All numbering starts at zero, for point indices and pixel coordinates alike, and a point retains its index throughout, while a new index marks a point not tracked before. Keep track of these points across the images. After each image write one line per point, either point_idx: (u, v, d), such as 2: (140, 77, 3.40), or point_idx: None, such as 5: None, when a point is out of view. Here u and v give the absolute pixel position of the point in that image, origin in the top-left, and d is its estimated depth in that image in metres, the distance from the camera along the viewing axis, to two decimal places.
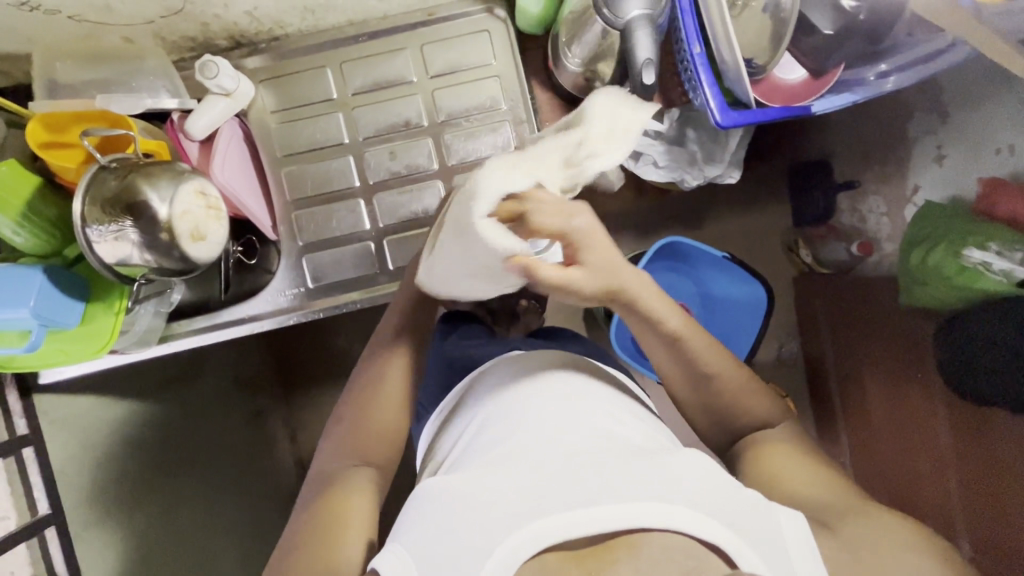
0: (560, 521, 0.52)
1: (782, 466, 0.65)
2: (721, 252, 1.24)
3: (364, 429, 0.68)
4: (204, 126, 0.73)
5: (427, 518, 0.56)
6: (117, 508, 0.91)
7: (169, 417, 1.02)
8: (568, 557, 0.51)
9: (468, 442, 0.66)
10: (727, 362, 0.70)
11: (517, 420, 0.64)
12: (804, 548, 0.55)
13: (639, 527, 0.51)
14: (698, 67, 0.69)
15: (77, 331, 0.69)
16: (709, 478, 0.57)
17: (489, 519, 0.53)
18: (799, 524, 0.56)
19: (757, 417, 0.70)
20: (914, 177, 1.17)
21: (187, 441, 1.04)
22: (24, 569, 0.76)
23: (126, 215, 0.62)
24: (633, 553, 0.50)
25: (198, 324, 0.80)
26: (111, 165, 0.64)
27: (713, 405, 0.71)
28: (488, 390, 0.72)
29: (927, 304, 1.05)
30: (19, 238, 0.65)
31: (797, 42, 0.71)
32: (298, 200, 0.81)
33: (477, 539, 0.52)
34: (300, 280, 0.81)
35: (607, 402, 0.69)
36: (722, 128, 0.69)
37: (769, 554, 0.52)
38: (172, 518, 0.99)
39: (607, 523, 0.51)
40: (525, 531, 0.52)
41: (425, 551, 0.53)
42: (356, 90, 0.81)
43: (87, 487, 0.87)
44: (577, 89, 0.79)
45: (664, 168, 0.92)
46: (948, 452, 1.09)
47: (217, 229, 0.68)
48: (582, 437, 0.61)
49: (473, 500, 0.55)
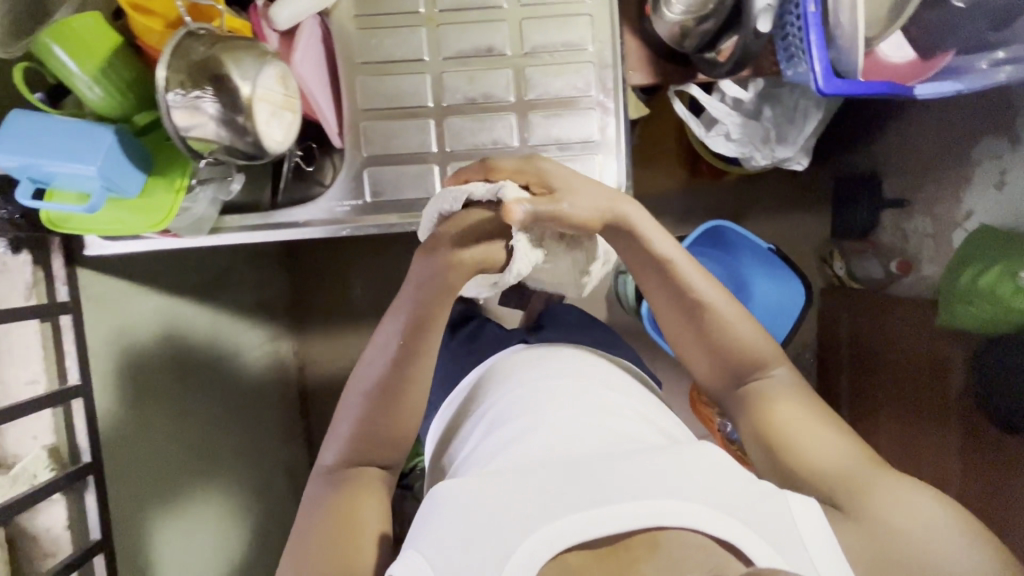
0: (577, 520, 0.52)
1: (805, 426, 0.65)
2: (767, 243, 1.23)
3: (381, 412, 0.67)
4: (287, 18, 0.72)
5: (440, 513, 0.55)
6: (137, 399, 0.89)
7: (190, 330, 1.02)
8: (589, 557, 0.51)
9: (488, 432, 0.67)
10: (718, 294, 0.71)
11: (534, 419, 0.65)
12: (819, 536, 0.55)
13: (660, 526, 0.52)
14: (809, 27, 0.65)
15: (136, 202, 0.68)
16: (721, 475, 0.57)
17: (511, 515, 0.53)
18: (811, 509, 0.57)
19: (762, 360, 0.70)
20: (968, 202, 1.14)
21: (202, 364, 1.05)
22: (48, 437, 0.76)
23: (206, 82, 0.60)
24: (655, 553, 0.51)
25: (250, 221, 0.78)
26: (199, 32, 0.61)
27: (715, 344, 0.70)
28: (502, 374, 0.75)
29: (963, 326, 1.04)
30: (93, 93, 0.63)
31: (917, 17, 0.69)
32: (369, 110, 0.79)
33: (498, 540, 0.52)
34: (358, 193, 0.80)
35: (610, 393, 0.71)
36: (822, 96, 0.65)
37: (781, 546, 0.54)
38: (178, 428, 0.97)
39: (625, 523, 0.52)
40: (543, 531, 0.52)
41: (448, 549, 0.53)
42: (443, 7, 0.79)
43: (123, 381, 0.87)
44: (673, 39, 0.76)
45: (736, 142, 0.91)
46: (956, 477, 1.08)
47: (291, 121, 0.67)
48: (592, 438, 0.62)
49: (490, 496, 0.55)
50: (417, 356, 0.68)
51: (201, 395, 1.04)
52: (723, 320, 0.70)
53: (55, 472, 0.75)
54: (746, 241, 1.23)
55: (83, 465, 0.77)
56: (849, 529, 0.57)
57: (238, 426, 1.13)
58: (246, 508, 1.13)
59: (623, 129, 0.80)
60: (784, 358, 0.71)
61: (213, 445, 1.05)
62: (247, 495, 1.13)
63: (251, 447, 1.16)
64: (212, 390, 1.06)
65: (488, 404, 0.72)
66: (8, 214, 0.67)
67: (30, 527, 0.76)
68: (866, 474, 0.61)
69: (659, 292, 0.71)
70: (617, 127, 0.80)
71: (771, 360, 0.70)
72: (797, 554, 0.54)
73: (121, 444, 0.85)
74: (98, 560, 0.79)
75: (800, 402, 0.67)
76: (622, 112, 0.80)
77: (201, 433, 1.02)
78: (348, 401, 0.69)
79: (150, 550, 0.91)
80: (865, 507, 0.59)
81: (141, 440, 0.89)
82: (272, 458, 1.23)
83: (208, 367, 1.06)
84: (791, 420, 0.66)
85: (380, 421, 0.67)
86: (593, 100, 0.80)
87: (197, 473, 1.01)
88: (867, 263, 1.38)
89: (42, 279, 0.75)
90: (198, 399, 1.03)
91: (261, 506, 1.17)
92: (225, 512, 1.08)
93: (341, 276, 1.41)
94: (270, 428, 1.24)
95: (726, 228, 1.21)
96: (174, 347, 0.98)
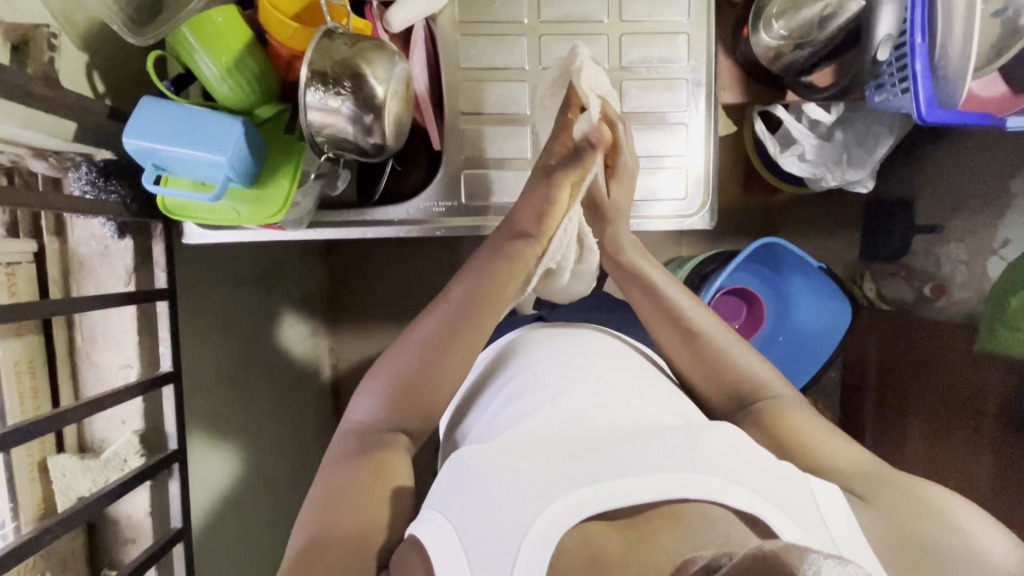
0: (593, 492, 0.50)
1: (822, 441, 0.63)
2: (817, 262, 1.22)
3: (417, 381, 0.66)
4: (403, 20, 0.74)
5: (459, 478, 0.54)
6: (204, 385, 0.88)
7: (247, 317, 1.01)
8: (607, 527, 0.49)
9: (496, 420, 0.65)
10: (709, 317, 0.73)
11: (546, 400, 0.63)
12: (841, 517, 0.51)
13: (680, 498, 0.50)
14: (916, 57, 0.68)
15: (252, 192, 0.69)
16: (743, 453, 0.55)
17: (528, 485, 0.51)
18: (832, 492, 0.53)
19: (762, 382, 0.70)
20: (1005, 229, 1.10)
21: (257, 352, 1.04)
22: (137, 422, 0.76)
23: (345, 80, 0.61)
24: (674, 527, 0.48)
25: (347, 217, 0.79)
26: (338, 31, 0.63)
27: (710, 363, 0.71)
28: (513, 357, 0.74)
29: (1005, 353, 1.03)
30: (223, 87, 0.65)
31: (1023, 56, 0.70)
32: (468, 114, 0.81)
33: (515, 509, 0.50)
34: (453, 194, 0.81)
35: (623, 370, 0.69)
36: (923, 124, 0.69)
37: (799, 515, 0.50)
38: (224, 410, 0.94)
39: (643, 494, 0.50)
40: (563, 501, 0.50)
41: (465, 519, 0.50)
42: (546, 18, 0.81)
43: (205, 366, 0.88)
44: (768, 61, 0.78)
45: (810, 162, 0.94)
46: (983, 496, 1.09)
47: (406, 122, 0.69)
48: (606, 414, 0.60)
49: (508, 467, 0.52)
50: (464, 329, 0.67)
51: (249, 385, 1.01)
52: (717, 339, 0.72)
53: (145, 458, 0.75)
54: (797, 259, 1.23)
55: (169, 453, 0.76)
56: (868, 514, 0.53)
57: (278, 418, 1.11)
58: (275, 502, 1.10)
59: (715, 145, 0.83)
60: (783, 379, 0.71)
61: (256, 437, 1.03)
62: (279, 492, 1.12)
63: (283, 434, 1.14)
64: (260, 380, 1.05)
65: (496, 391, 0.71)
66: (122, 199, 0.68)
67: (113, 511, 0.76)
68: (884, 473, 0.58)
69: (648, 309, 0.74)
70: (709, 143, 0.83)
71: (767, 382, 0.70)
72: (817, 530, 0.50)
73: (199, 423, 0.88)
74: (178, 547, 0.78)
75: (808, 417, 0.66)
76: (713, 129, 0.83)
77: (252, 421, 1.02)
78: (390, 357, 0.68)
79: (218, 538, 0.92)
80: (880, 495, 0.55)
81: (215, 420, 0.91)
82: (302, 455, 1.22)
83: (261, 353, 1.06)
84: (802, 431, 0.64)
85: (409, 393, 0.66)
86: (686, 115, 0.82)
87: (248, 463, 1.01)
88: (899, 286, 1.35)
89: (141, 265, 0.75)
90: (257, 390, 1.04)
91: (287, 497, 1.15)
92: (258, 505, 1.04)
93: (377, 275, 1.36)
94: (304, 424, 1.23)
95: (780, 246, 1.20)
96: (238, 337, 0.98)
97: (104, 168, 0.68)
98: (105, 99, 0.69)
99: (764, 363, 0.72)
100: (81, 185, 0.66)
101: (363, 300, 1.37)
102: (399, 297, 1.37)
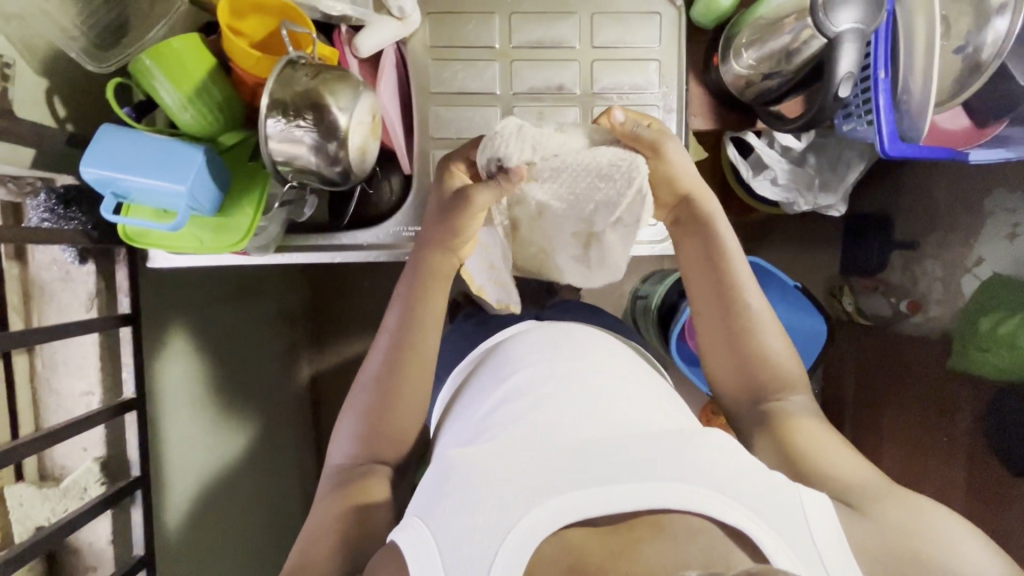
0: (576, 498, 0.49)
1: (819, 459, 0.62)
2: (793, 281, 1.24)
3: (382, 411, 0.68)
4: (372, 46, 0.73)
5: (443, 485, 0.53)
6: (166, 384, 0.87)
7: (217, 332, 1.00)
8: (591, 533, 0.47)
9: (495, 410, 0.64)
10: (763, 304, 0.70)
11: (540, 400, 0.62)
12: (830, 536, 0.49)
13: (662, 508, 0.48)
14: (879, 92, 0.69)
15: (216, 221, 0.69)
16: (733, 463, 0.53)
17: (507, 493, 0.50)
18: (820, 502, 0.51)
19: (788, 382, 0.69)
20: (980, 248, 1.09)
21: (229, 362, 1.03)
22: (99, 448, 0.75)
23: (306, 111, 0.61)
24: (657, 536, 0.46)
25: (313, 241, 0.79)
26: (301, 62, 0.63)
27: (749, 352, 0.69)
28: (511, 350, 0.73)
29: (977, 372, 1.04)
30: (186, 114, 0.64)
31: (987, 90, 0.71)
32: (440, 139, 0.81)
33: (494, 516, 0.49)
34: (422, 219, 0.81)
35: (612, 374, 0.67)
36: (886, 157, 0.70)
37: (785, 528, 0.48)
38: (184, 416, 0.91)
39: (625, 503, 0.48)
40: (543, 507, 0.48)
41: (446, 526, 0.50)
42: (518, 44, 0.81)
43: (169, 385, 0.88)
44: (738, 89, 0.79)
45: (781, 186, 0.95)
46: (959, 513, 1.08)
47: (374, 149, 0.69)
48: (594, 419, 0.58)
49: (488, 475, 0.52)
50: (408, 351, 0.69)
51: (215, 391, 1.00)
52: (764, 328, 0.70)
53: (105, 487, 0.74)
54: (771, 275, 1.24)
55: (133, 479, 0.75)
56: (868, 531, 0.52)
57: (251, 426, 1.09)
58: (253, 520, 1.07)
59: None
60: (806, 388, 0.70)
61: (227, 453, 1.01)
62: (256, 510, 1.08)
63: (264, 442, 1.12)
64: (231, 395, 1.03)
65: (496, 384, 0.68)
66: (82, 225, 0.67)
67: (73, 539, 0.75)
68: (880, 488, 0.57)
69: (705, 284, 0.71)
70: None
71: (793, 385, 0.69)
72: (803, 544, 0.48)
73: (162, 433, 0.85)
74: None
75: (820, 427, 0.65)
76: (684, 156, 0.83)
77: (218, 430, 1.00)
78: (355, 396, 0.69)
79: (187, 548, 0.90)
80: (878, 510, 0.54)
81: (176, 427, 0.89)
82: (283, 466, 1.19)
83: (233, 362, 1.04)
84: (810, 442, 0.63)
85: (379, 423, 0.67)
86: None
87: (217, 474, 0.98)
88: (876, 301, 1.32)
89: (105, 289, 0.73)
90: (224, 397, 1.02)
91: (271, 513, 1.13)
92: (235, 520, 1.02)
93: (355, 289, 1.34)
94: (286, 440, 1.21)
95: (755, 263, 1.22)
96: (203, 348, 0.96)
97: (64, 195, 0.66)
98: (66, 124, 0.68)
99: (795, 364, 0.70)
100: (38, 213, 0.65)
101: (339, 312, 1.35)
102: (378, 311, 1.33)
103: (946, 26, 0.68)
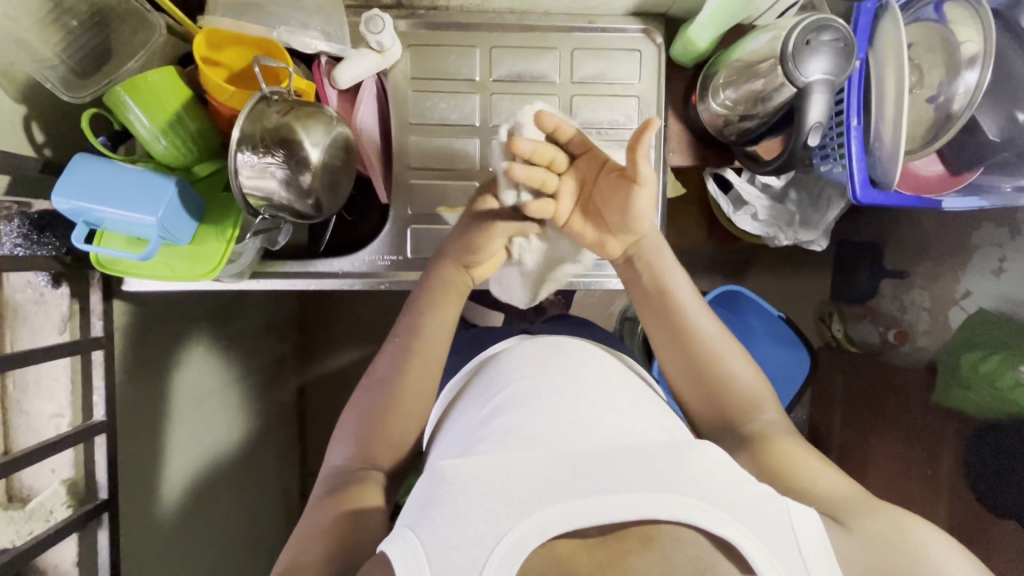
0: (565, 509, 0.43)
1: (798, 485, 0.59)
2: (776, 311, 1.24)
3: (376, 417, 0.66)
4: (350, 76, 0.73)
5: (431, 492, 0.47)
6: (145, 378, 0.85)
7: (202, 342, 0.99)
8: (578, 546, 0.42)
9: (483, 424, 0.60)
10: (716, 326, 0.69)
11: (528, 414, 0.59)
12: (820, 549, 0.45)
13: (654, 519, 0.42)
14: (851, 139, 0.70)
15: (187, 250, 0.69)
16: (729, 473, 0.47)
17: (494, 502, 0.44)
18: (810, 513, 0.47)
19: (756, 401, 0.66)
20: (966, 280, 1.08)
21: (212, 370, 1.01)
22: (67, 470, 0.76)
23: (277, 147, 0.62)
24: (647, 548, 0.41)
25: (288, 269, 0.79)
26: (273, 97, 0.62)
27: (709, 378, 0.67)
28: (498, 368, 0.70)
29: (960, 407, 1.02)
30: (160, 144, 0.65)
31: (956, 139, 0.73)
32: (419, 168, 0.81)
33: (479, 523, 0.43)
34: (399, 248, 0.81)
35: (603, 390, 0.64)
36: (857, 204, 0.70)
37: (780, 549, 0.43)
38: (153, 416, 0.86)
39: (616, 512, 0.43)
40: (533, 520, 0.43)
41: (430, 535, 0.44)
42: (497, 76, 0.81)
43: (145, 389, 0.85)
44: (715, 128, 0.79)
45: (762, 222, 0.95)
46: None
47: (346, 183, 0.71)
48: (586, 432, 0.55)
49: (476, 479, 0.46)
50: (399, 372, 0.68)
51: (197, 396, 0.97)
52: (722, 349, 0.68)
53: (71, 510, 0.74)
54: (756, 304, 1.23)
55: (100, 502, 0.75)
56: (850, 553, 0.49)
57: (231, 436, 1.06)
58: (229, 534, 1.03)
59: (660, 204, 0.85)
60: (775, 398, 0.68)
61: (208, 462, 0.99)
62: (237, 521, 1.05)
63: (246, 453, 1.10)
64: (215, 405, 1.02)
65: (488, 397, 0.66)
66: (55, 249, 0.69)
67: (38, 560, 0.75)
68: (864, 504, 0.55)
69: (652, 314, 0.70)
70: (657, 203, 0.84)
71: (761, 403, 0.66)
72: (794, 563, 0.43)
73: (132, 441, 0.82)
74: None
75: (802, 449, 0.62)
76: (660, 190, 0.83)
77: (202, 437, 0.98)
78: (355, 403, 0.68)
79: (151, 551, 0.85)
80: (865, 524, 0.52)
81: (149, 436, 0.85)
82: (265, 480, 1.17)
83: (218, 372, 1.03)
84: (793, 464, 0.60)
85: (370, 430, 0.66)
86: None
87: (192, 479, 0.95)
88: (864, 329, 1.29)
89: (78, 313, 0.74)
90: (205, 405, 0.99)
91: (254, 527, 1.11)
92: (211, 531, 0.99)
93: (339, 306, 1.33)
94: (269, 455, 1.20)
95: (739, 292, 1.22)
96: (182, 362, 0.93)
97: (37, 220, 0.67)
98: (44, 150, 0.69)
99: (757, 380, 0.68)
100: (11, 238, 0.65)
101: (323, 328, 1.34)
102: (364, 328, 1.33)
103: (918, 75, 0.71)
